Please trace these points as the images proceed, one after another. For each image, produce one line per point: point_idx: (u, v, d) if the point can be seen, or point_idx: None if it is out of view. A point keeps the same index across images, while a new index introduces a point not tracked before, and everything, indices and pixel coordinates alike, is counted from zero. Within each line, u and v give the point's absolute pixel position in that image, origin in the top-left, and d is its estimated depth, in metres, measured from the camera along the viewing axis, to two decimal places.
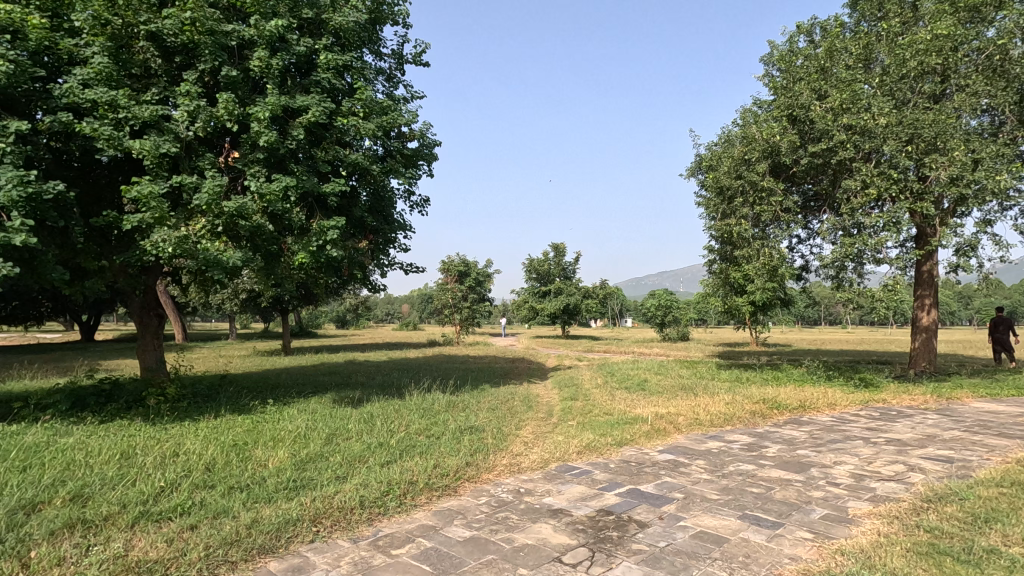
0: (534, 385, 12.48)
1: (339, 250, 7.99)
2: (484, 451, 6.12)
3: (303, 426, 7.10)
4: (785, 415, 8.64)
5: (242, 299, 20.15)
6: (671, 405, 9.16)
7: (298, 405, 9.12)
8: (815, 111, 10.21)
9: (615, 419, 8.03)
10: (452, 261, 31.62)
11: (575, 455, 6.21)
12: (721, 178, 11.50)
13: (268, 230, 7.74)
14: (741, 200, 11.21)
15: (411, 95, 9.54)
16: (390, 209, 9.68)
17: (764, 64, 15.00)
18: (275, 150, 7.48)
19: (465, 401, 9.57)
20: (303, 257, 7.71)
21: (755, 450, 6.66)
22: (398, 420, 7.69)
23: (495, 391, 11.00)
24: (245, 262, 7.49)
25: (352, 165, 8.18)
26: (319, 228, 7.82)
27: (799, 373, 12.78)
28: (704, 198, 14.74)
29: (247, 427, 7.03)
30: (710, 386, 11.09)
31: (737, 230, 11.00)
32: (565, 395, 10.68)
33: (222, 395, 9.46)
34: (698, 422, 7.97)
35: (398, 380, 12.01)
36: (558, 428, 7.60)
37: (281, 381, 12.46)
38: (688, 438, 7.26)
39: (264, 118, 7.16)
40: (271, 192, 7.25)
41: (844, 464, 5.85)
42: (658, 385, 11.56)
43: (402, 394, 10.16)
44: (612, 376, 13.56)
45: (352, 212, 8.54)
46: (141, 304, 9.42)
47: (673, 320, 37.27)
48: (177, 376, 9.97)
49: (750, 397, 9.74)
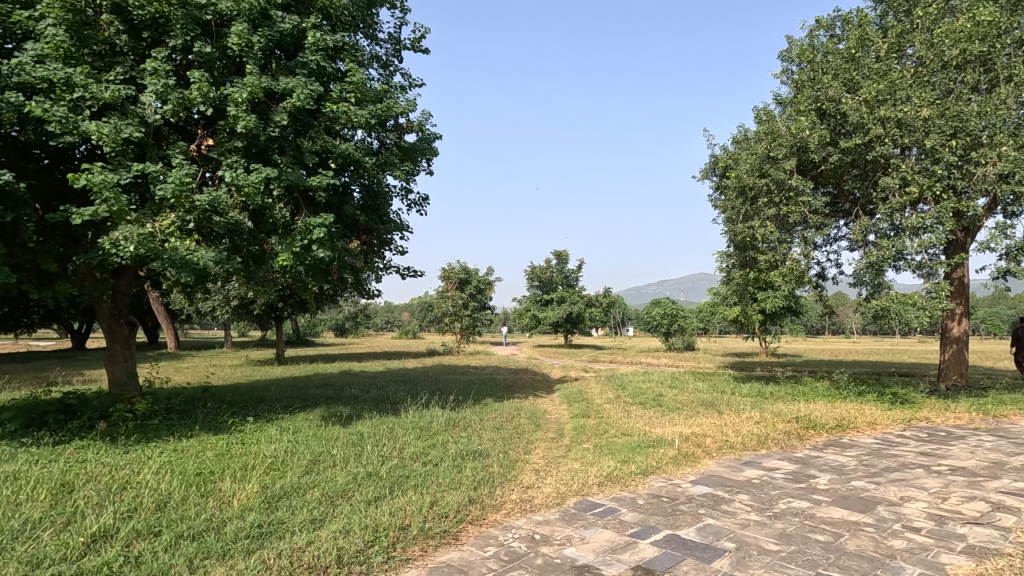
0: (540, 399, 11.57)
1: (326, 251, 7.15)
2: (490, 483, 5.24)
3: (282, 450, 6.22)
4: (824, 436, 7.75)
5: (234, 308, 19.37)
6: (695, 424, 8.27)
7: (281, 424, 8.22)
8: (846, 104, 9.41)
9: (636, 441, 7.14)
10: (452, 267, 30.74)
11: (596, 488, 5.30)
12: (743, 177, 10.68)
13: (248, 228, 6.92)
14: (766, 200, 10.37)
15: (409, 83, 8.76)
16: (386, 208, 8.87)
17: (783, 61, 14.26)
18: (255, 137, 6.68)
19: (467, 420, 8.67)
20: (285, 258, 6.87)
21: (802, 481, 5.76)
22: (391, 442, 6.80)
23: (499, 407, 10.10)
24: (220, 264, 6.65)
25: (342, 156, 7.37)
26: (304, 226, 6.99)
27: (825, 388, 11.88)
28: (720, 200, 13.90)
29: (218, 454, 6.14)
30: (732, 402, 10.19)
31: (761, 232, 10.16)
32: (575, 412, 9.79)
33: (198, 411, 8.59)
34: (730, 445, 7.07)
35: (395, 394, 11.11)
36: (573, 452, 6.71)
37: (267, 395, 11.57)
38: (721, 465, 6.36)
39: (242, 101, 6.36)
40: (248, 185, 6.42)
41: (914, 502, 4.95)
42: (675, 400, 10.67)
43: (397, 410, 9.26)
44: (624, 389, 12.70)
45: (344, 209, 7.72)
46: (110, 311, 8.48)
47: (679, 329, 36.35)
48: (151, 391, 9.09)
49: (780, 415, 8.85)
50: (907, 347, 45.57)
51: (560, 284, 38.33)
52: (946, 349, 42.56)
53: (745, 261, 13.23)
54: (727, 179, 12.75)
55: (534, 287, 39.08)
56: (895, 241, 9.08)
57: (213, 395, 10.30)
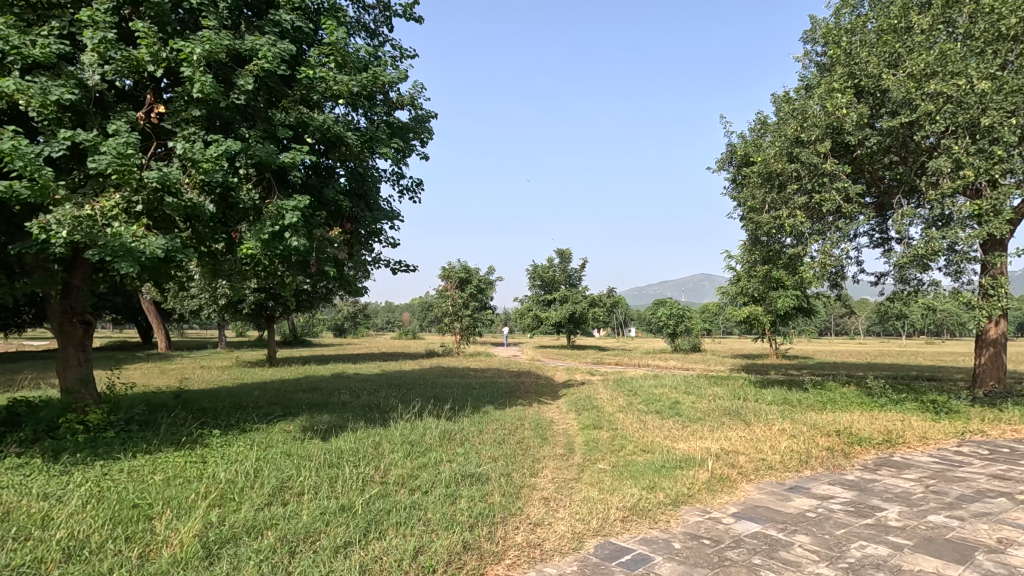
0: (544, 407, 10.61)
1: (302, 239, 6.18)
2: (490, 521, 4.26)
3: (244, 473, 5.25)
4: (871, 454, 6.78)
5: (222, 306, 18.40)
6: (723, 439, 7.28)
7: (254, 437, 7.25)
8: (888, 80, 8.43)
9: (660, 461, 6.15)
10: (452, 267, 29.74)
11: (619, 526, 4.33)
12: (769, 163, 9.68)
13: (209, 213, 5.95)
14: (795, 188, 9.36)
15: (401, 53, 7.79)
16: (375, 194, 7.90)
17: (806, 42, 13.26)
18: (216, 105, 5.72)
19: (464, 431, 7.70)
20: (252, 247, 5.91)
21: (866, 512, 4.78)
22: (376, 462, 5.83)
23: (500, 416, 9.12)
24: (176, 255, 5.66)
25: (321, 131, 6.41)
26: (276, 210, 6.03)
27: (855, 394, 10.90)
28: (739, 192, 12.93)
29: (168, 479, 5.16)
30: (759, 411, 9.20)
31: (790, 223, 9.17)
32: (585, 422, 8.82)
33: (163, 421, 7.63)
34: (769, 466, 6.08)
35: (386, 401, 10.13)
36: (586, 475, 5.73)
37: (248, 401, 10.61)
38: (762, 491, 5.38)
39: (197, 59, 5.38)
40: (206, 160, 5.45)
41: (1019, 548, 3.97)
42: (694, 409, 9.70)
43: (386, 421, 8.27)
44: (636, 395, 11.74)
45: (325, 192, 6.76)
46: (62, 310, 7.53)
47: (685, 330, 35.39)
48: (111, 398, 8.12)
49: (817, 427, 7.87)
50: (918, 348, 44.55)
51: (562, 284, 37.36)
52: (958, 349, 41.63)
53: (766, 257, 12.23)
54: (748, 168, 11.76)
55: (536, 286, 38.19)
56: (946, 231, 8.08)
57: (184, 402, 9.33)
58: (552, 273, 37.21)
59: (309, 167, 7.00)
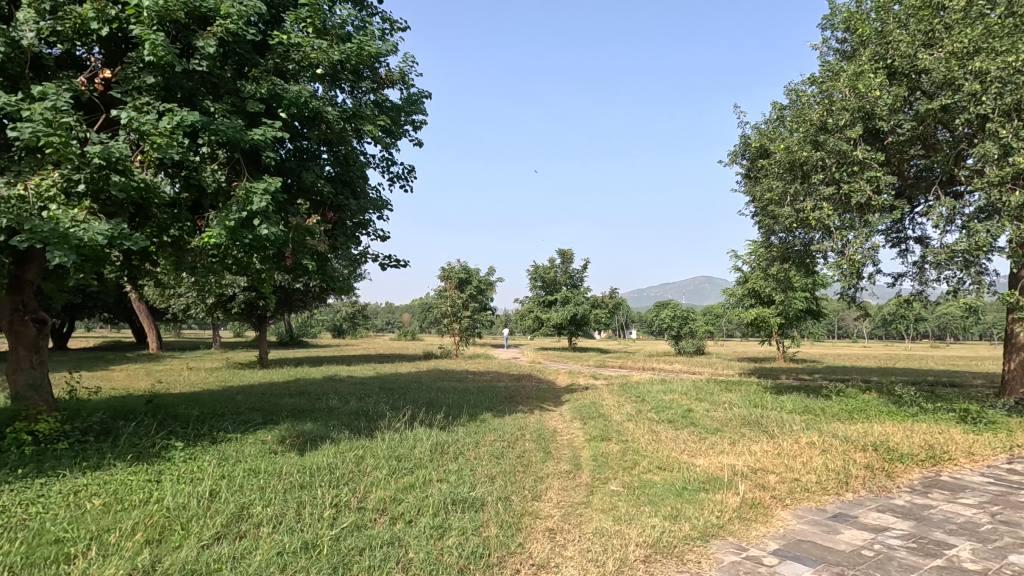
0: (547, 414, 9.85)
1: (273, 227, 5.46)
2: (485, 564, 3.52)
3: (199, 497, 4.50)
4: (916, 473, 6.02)
5: (210, 305, 17.61)
6: (748, 455, 6.51)
7: (222, 450, 6.48)
8: (923, 60, 7.71)
9: (681, 482, 5.38)
10: (451, 267, 29.01)
11: (641, 570, 3.57)
12: (792, 151, 8.93)
13: (168, 196, 5.21)
14: (822, 177, 8.59)
15: (391, 25, 7.07)
16: (362, 180, 7.22)
17: (825, 28, 12.54)
18: (173, 72, 4.98)
19: (459, 443, 6.95)
20: (215, 235, 5.17)
21: (933, 549, 4.02)
22: (355, 484, 5.08)
23: (498, 425, 8.36)
24: (126, 243, 4.91)
25: (297, 106, 5.67)
26: (243, 194, 5.30)
27: (882, 402, 10.13)
28: (754, 186, 12.18)
29: (108, 505, 4.40)
30: (782, 421, 8.43)
31: (816, 216, 8.40)
32: (591, 432, 8.06)
33: (124, 432, 6.86)
34: (805, 488, 5.33)
35: (376, 408, 9.37)
36: (597, 499, 4.97)
37: (228, 407, 9.87)
38: (802, 520, 4.62)
39: (148, 16, 4.64)
40: (160, 134, 4.71)
41: None
42: (710, 418, 8.93)
43: (373, 432, 7.52)
44: (644, 401, 10.99)
45: (302, 176, 6.05)
46: (13, 307, 6.78)
47: (689, 332, 34.62)
48: (69, 406, 7.35)
49: (850, 441, 7.09)
50: (915, 351, 46.31)
51: (564, 284, 36.66)
52: (955, 351, 44.38)
53: (785, 254, 11.47)
54: (766, 160, 11.00)
55: (536, 287, 37.46)
56: (994, 224, 7.31)
57: (156, 409, 8.59)
58: (553, 274, 36.53)
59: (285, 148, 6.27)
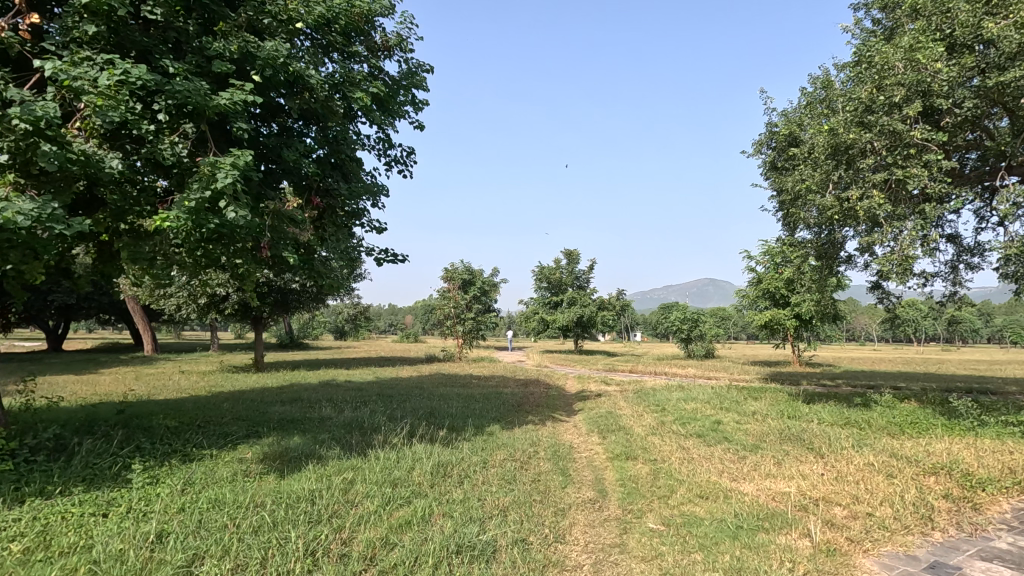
0: (559, 426, 8.96)
1: (244, 210, 4.60)
2: None
3: (142, 543, 3.62)
4: (1005, 505, 5.08)
5: (202, 307, 16.76)
6: (802, 480, 5.58)
7: (190, 473, 5.59)
8: (991, 27, 6.76)
9: (734, 518, 4.45)
10: (455, 268, 28.15)
11: None
12: (836, 134, 8.03)
13: (116, 173, 4.35)
14: (871, 163, 7.68)
15: None
16: (354, 163, 6.39)
17: (858, 9, 11.65)
18: (120, 20, 4.11)
19: (465, 463, 6.07)
20: (171, 219, 4.30)
21: None
22: (339, 521, 4.18)
23: (508, 440, 7.45)
24: (60, 227, 4.03)
25: (273, 68, 4.79)
26: (207, 170, 4.43)
27: (931, 414, 9.15)
28: (783, 178, 11.26)
29: (24, 554, 3.49)
30: (827, 438, 7.49)
31: (865, 206, 7.48)
32: (614, 448, 7.16)
33: (80, 449, 5.98)
34: (883, 526, 4.40)
35: (372, 420, 8.48)
36: (634, 543, 4.05)
37: (212, 418, 9.01)
38: (895, 573, 3.69)
39: None
40: (99, 94, 3.84)
41: None
42: (743, 432, 8.02)
43: (366, 449, 6.62)
44: (666, 411, 10.07)
45: (282, 152, 5.20)
46: None
47: (699, 335, 33.62)
48: (21, 420, 6.48)
49: (915, 463, 6.15)
50: (926, 355, 45.43)
51: (570, 285, 35.83)
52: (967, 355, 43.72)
53: (819, 251, 10.54)
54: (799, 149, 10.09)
55: (542, 288, 36.54)
56: None
57: (126, 421, 7.72)
58: (559, 275, 35.68)
59: (264, 121, 5.42)
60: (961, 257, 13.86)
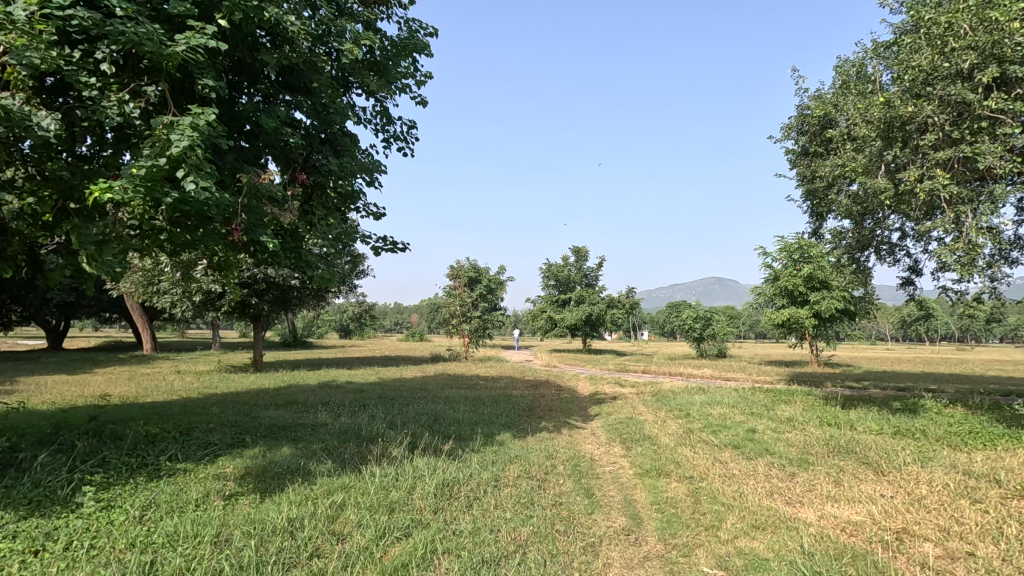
0: (576, 434, 8.12)
1: (208, 182, 3.76)
2: None
3: None
4: None
5: (198, 305, 16.02)
6: (874, 506, 4.70)
7: (153, 493, 4.80)
8: None
9: (809, 561, 3.59)
10: (461, 265, 27.36)
11: None
12: (890, 107, 7.17)
13: (51, 135, 3.58)
14: (932, 140, 6.77)
15: None
16: (347, 137, 5.62)
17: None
18: None
19: (475, 481, 5.25)
20: (116, 192, 3.50)
21: None
22: (321, 565, 3.36)
23: (520, 450, 6.64)
24: None
25: (245, 12, 3.98)
26: (160, 133, 3.62)
27: (989, 422, 8.24)
28: (817, 163, 10.38)
29: None
30: (884, 451, 6.60)
31: (928, 187, 6.58)
32: (642, 462, 6.32)
33: (31, 464, 5.21)
34: (995, 573, 3.53)
35: (371, 427, 7.69)
36: None
37: (197, 424, 8.23)
38: None
39: None
40: (18, 32, 3.13)
41: None
42: (783, 443, 7.15)
43: (361, 464, 5.82)
44: (692, 417, 9.22)
45: (259, 117, 4.44)
46: None
47: (711, 334, 32.59)
48: None
49: (1001, 483, 5.25)
50: (943, 355, 44.10)
51: (578, 283, 34.98)
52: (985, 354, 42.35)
53: (859, 243, 9.65)
54: (838, 130, 9.20)
55: (549, 286, 35.68)
56: None
57: (98, 428, 6.98)
58: (567, 272, 34.83)
59: (230, 74, 4.71)
60: (1002, 251, 12.88)
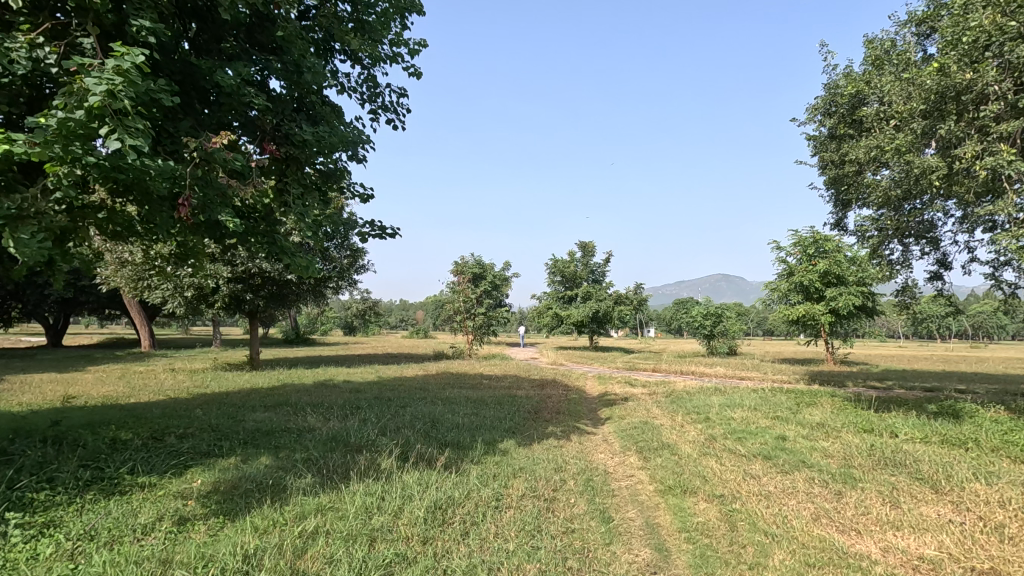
0: (586, 442, 7.39)
1: (139, 140, 3.06)
2: None
3: None
4: None
5: (190, 300, 15.39)
6: (949, 536, 3.94)
7: (95, 517, 4.09)
8: None
9: None
10: (464, 260, 26.61)
11: None
12: (944, 75, 6.36)
13: None
14: (994, 111, 5.96)
15: None
16: (326, 103, 4.90)
17: None
18: None
19: (472, 501, 4.52)
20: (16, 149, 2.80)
21: None
22: None
23: (525, 461, 5.91)
24: None
25: None
26: (75, 78, 2.92)
27: None
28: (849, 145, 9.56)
29: None
30: (938, 464, 5.81)
31: (991, 163, 5.78)
32: (664, 476, 5.57)
33: None
34: None
35: (362, 433, 6.99)
36: None
37: (173, 428, 7.54)
38: None
39: None
40: None
41: None
42: (821, 454, 6.37)
43: (344, 479, 5.11)
44: (712, 422, 8.44)
45: (213, 70, 3.74)
46: None
47: (722, 331, 31.69)
48: None
49: None
50: (959, 353, 42.88)
51: (586, 279, 34.14)
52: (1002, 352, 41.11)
53: (897, 231, 8.83)
54: (875, 108, 8.38)
55: (555, 282, 34.85)
56: None
57: (58, 434, 6.30)
58: (573, 267, 33.99)
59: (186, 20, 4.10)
60: None
